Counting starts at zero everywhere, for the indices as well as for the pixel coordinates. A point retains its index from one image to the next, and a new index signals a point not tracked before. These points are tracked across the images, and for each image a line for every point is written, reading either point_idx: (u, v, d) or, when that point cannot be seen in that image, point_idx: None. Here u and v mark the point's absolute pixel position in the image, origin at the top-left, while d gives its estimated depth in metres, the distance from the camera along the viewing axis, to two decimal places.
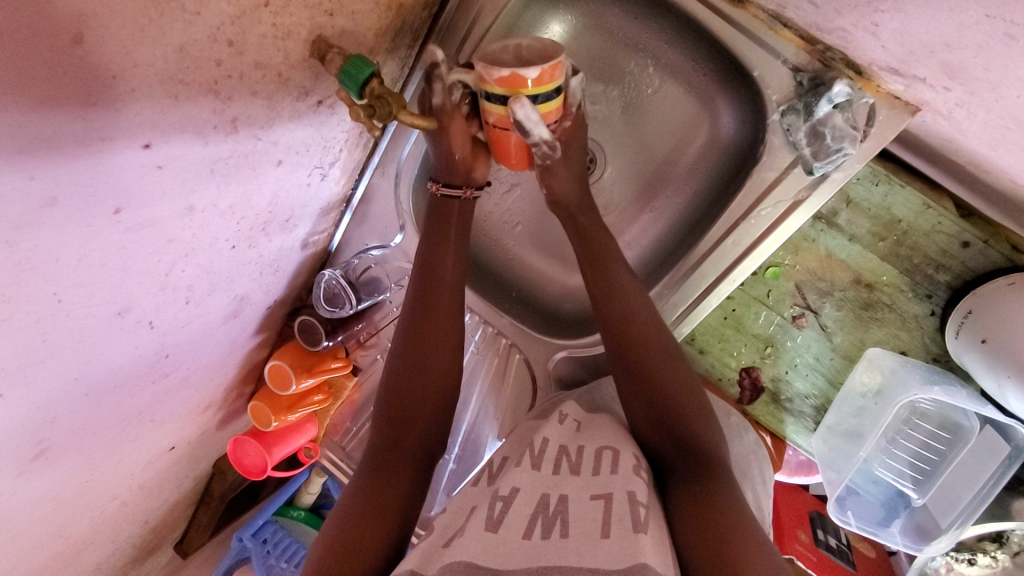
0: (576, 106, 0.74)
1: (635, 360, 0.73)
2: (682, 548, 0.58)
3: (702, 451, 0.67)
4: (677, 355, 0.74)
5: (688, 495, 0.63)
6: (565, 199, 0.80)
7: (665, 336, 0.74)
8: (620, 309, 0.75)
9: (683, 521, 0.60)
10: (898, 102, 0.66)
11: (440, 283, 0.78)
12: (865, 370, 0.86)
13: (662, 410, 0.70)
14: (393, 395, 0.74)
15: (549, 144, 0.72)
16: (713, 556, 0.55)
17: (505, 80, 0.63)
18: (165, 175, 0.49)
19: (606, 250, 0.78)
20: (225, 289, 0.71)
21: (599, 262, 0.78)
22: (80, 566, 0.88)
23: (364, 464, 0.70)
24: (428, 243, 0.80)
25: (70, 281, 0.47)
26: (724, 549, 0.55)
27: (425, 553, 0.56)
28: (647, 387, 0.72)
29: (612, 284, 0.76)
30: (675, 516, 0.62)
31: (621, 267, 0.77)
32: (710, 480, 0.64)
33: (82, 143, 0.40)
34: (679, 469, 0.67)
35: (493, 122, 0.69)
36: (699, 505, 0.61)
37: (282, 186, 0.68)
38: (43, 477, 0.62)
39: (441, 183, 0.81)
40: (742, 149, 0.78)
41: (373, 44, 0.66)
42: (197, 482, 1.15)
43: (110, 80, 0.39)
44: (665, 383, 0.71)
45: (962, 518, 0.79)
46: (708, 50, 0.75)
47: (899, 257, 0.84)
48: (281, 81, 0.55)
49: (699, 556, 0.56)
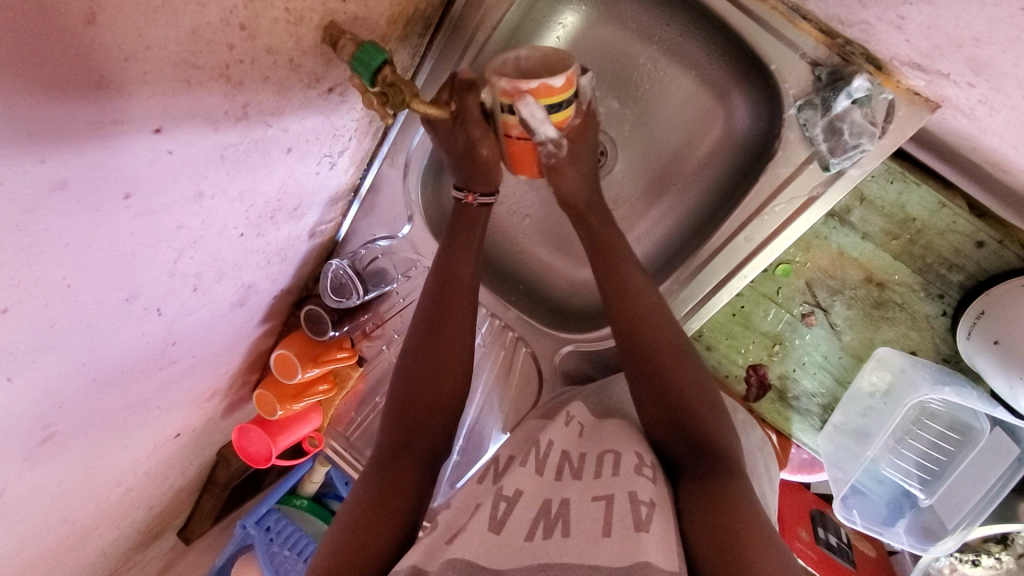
0: (587, 104, 0.74)
1: (643, 355, 0.73)
2: (690, 545, 0.57)
3: (710, 449, 0.67)
4: (689, 351, 0.73)
5: (697, 491, 0.63)
6: (574, 196, 0.79)
7: (677, 333, 0.74)
8: (636, 306, 0.75)
9: (693, 518, 0.60)
10: (918, 98, 0.65)
11: (455, 281, 0.79)
12: (874, 369, 0.86)
13: (671, 407, 0.70)
14: (405, 384, 0.74)
15: (555, 142, 0.71)
16: (723, 552, 0.54)
17: (528, 90, 0.64)
18: (174, 160, 0.48)
19: (617, 246, 0.78)
20: (233, 277, 0.71)
21: (610, 259, 0.77)
22: (84, 551, 0.89)
23: (371, 462, 0.70)
24: (451, 247, 0.81)
25: (79, 266, 0.46)
26: (734, 546, 0.54)
27: (429, 549, 0.56)
28: (656, 383, 0.71)
29: (626, 282, 0.76)
30: (684, 514, 0.61)
31: (632, 263, 0.77)
32: (719, 475, 0.64)
33: (94, 127, 0.39)
34: (690, 466, 0.67)
35: (512, 133, 0.70)
36: (709, 503, 0.60)
37: (291, 174, 0.67)
38: (50, 462, 0.62)
39: (477, 192, 0.82)
40: (756, 144, 0.78)
41: (385, 31, 0.66)
42: (202, 469, 1.16)
43: (120, 63, 0.38)
44: (676, 380, 0.71)
45: (968, 520, 0.78)
46: (723, 44, 0.74)
47: (912, 256, 0.83)
48: (292, 67, 0.55)
49: (708, 552, 0.55)
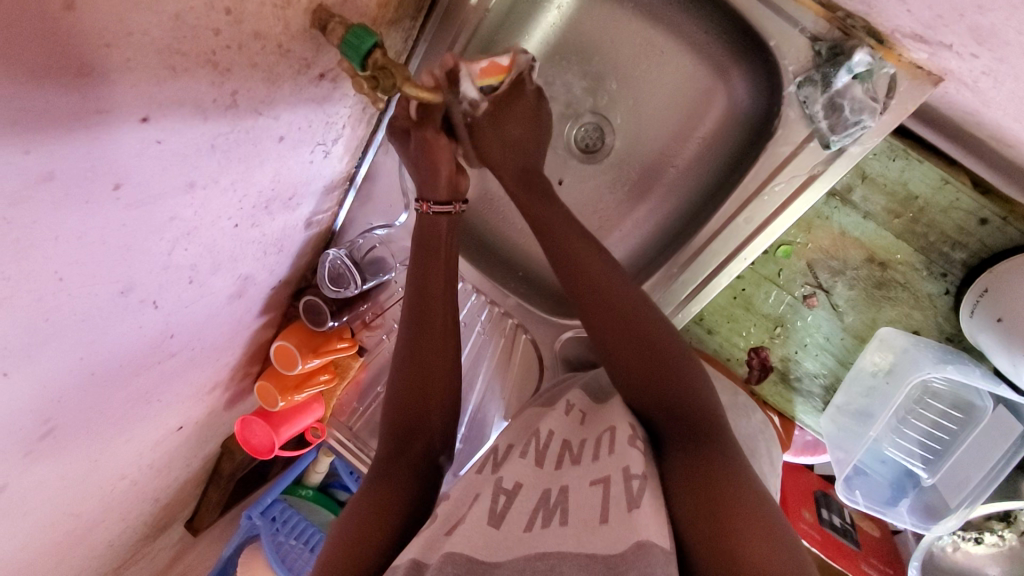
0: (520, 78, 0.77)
1: (603, 326, 0.71)
2: (681, 520, 0.55)
3: (691, 418, 0.65)
4: (652, 314, 0.72)
5: (686, 465, 0.60)
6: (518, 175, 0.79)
7: (634, 297, 0.72)
8: (585, 279, 0.73)
9: (680, 488, 0.57)
10: (921, 72, 0.64)
11: (431, 267, 0.78)
12: (877, 350, 0.85)
13: (645, 376, 0.68)
14: (399, 389, 0.74)
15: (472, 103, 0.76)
16: (706, 519, 0.53)
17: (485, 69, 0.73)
18: (163, 151, 0.47)
19: (558, 227, 0.77)
20: (228, 268, 0.70)
21: (560, 237, 0.76)
22: (90, 545, 0.89)
23: (372, 468, 0.70)
24: (421, 241, 0.80)
25: (71, 259, 0.46)
26: (721, 516, 0.53)
27: (429, 541, 0.56)
28: (619, 352, 0.70)
29: (569, 255, 0.75)
30: (673, 498, 0.57)
31: (581, 240, 0.76)
32: (703, 449, 0.61)
33: (78, 117, 0.38)
34: (675, 436, 0.65)
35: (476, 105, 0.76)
36: (696, 475, 0.58)
37: (284, 164, 0.67)
38: (50, 457, 0.61)
39: (430, 200, 0.79)
40: (757, 123, 0.77)
41: (376, 14, 0.65)
42: (206, 461, 1.16)
43: (102, 50, 0.37)
44: (639, 347, 0.69)
45: (971, 499, 0.77)
46: (721, 22, 0.73)
47: (915, 235, 0.83)
48: (282, 52, 0.54)
49: (689, 517, 0.54)
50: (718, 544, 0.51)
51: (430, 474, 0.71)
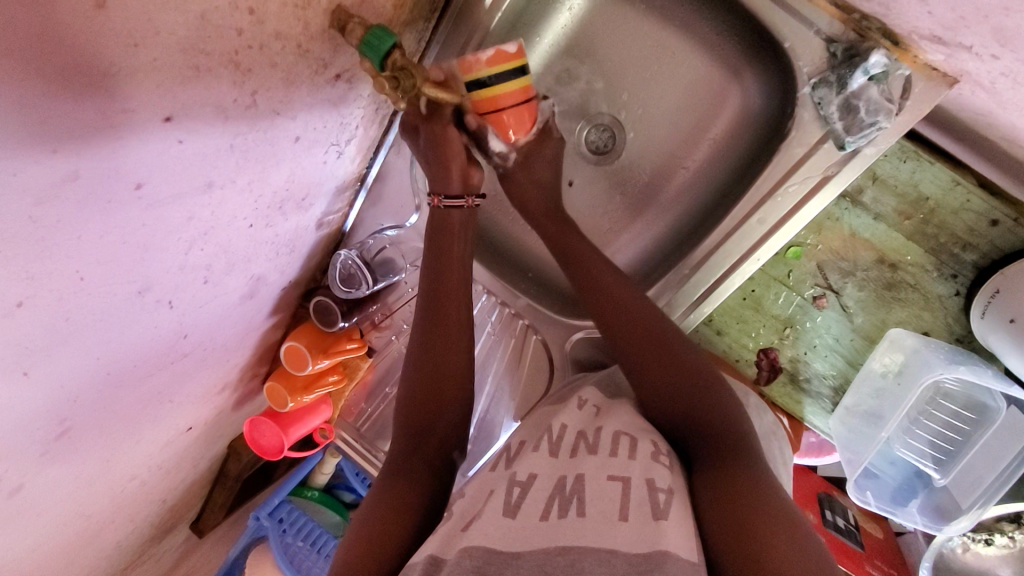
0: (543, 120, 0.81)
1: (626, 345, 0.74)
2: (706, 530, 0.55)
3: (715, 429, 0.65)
4: (674, 335, 0.74)
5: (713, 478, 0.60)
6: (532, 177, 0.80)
7: (654, 317, 0.75)
8: (608, 298, 0.76)
9: (706, 501, 0.57)
10: (936, 74, 0.64)
11: (445, 265, 0.79)
12: (887, 350, 0.85)
13: (668, 393, 0.70)
14: (413, 391, 0.74)
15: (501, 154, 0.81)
16: (731, 526, 0.53)
17: (491, 59, 0.68)
18: (184, 150, 0.47)
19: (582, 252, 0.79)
20: (242, 268, 0.70)
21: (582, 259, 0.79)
22: (99, 546, 0.89)
23: (386, 464, 0.70)
24: (433, 239, 0.80)
25: (92, 259, 0.46)
26: (747, 523, 0.53)
27: (446, 537, 0.55)
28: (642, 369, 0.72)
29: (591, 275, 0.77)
30: (699, 509, 0.57)
31: (603, 261, 0.78)
32: (727, 459, 0.61)
33: (104, 116, 0.38)
34: (699, 448, 0.65)
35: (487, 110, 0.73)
36: (721, 484, 0.58)
37: (299, 164, 0.67)
38: (64, 457, 0.61)
39: (442, 195, 0.79)
40: (769, 123, 0.77)
41: (392, 15, 0.65)
42: (213, 462, 1.16)
43: (130, 49, 0.37)
44: (659, 365, 0.71)
45: (983, 499, 0.77)
46: (733, 23, 0.73)
47: (925, 236, 0.83)
48: (301, 52, 0.54)
49: (716, 526, 0.54)
50: (744, 549, 0.51)
51: (444, 471, 0.71)
